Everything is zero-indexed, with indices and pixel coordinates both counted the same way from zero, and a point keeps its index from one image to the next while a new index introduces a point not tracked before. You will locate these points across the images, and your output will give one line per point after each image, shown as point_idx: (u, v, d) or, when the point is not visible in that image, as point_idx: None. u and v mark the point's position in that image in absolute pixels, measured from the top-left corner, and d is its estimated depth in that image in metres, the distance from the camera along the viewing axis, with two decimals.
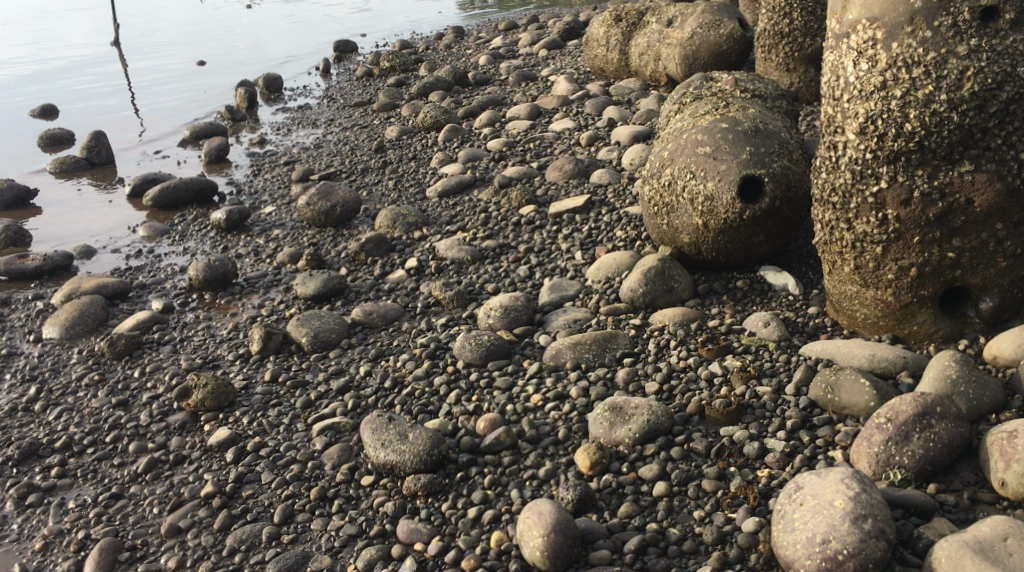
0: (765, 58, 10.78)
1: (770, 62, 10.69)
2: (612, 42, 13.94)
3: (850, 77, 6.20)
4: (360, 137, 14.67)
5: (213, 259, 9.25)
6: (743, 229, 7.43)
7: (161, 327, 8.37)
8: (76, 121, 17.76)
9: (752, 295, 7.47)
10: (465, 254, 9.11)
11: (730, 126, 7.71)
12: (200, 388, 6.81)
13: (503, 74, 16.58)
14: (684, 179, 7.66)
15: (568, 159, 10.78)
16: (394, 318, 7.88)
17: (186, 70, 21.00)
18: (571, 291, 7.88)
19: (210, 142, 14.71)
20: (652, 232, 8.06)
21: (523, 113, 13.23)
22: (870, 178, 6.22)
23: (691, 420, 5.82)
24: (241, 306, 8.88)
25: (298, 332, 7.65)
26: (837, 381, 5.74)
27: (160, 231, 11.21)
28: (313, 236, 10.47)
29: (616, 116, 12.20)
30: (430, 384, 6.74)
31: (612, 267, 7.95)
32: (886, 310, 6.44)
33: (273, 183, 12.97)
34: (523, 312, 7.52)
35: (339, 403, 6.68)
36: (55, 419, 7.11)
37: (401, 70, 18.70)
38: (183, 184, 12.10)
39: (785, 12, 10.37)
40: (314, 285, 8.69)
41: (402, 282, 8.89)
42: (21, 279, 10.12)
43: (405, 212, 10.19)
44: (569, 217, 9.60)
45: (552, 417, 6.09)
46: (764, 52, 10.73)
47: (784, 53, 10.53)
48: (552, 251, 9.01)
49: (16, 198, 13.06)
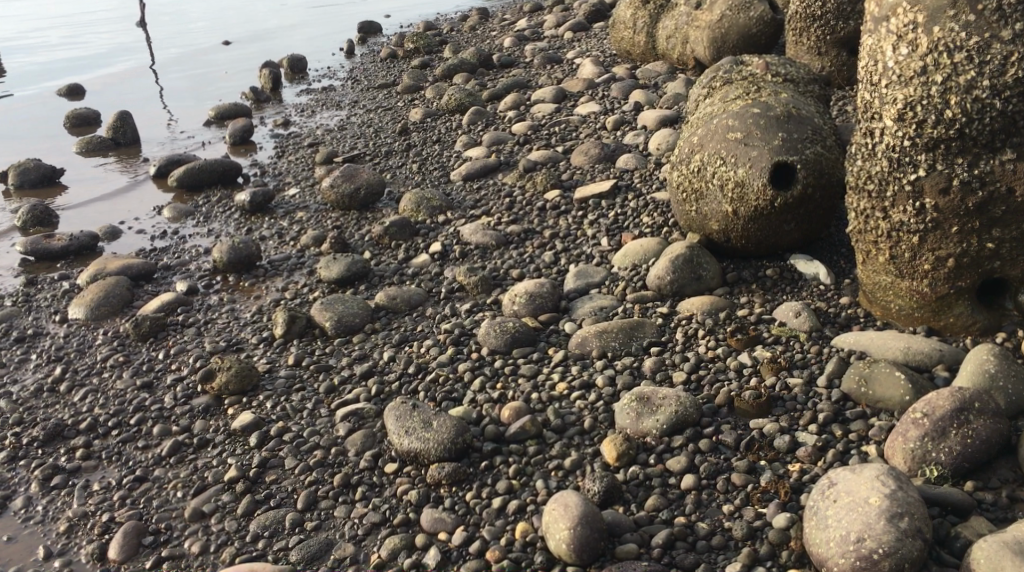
0: (796, 42, 10.66)
1: (800, 45, 10.58)
2: (639, 24, 13.80)
3: (889, 61, 6.05)
4: (384, 119, 14.59)
5: (237, 241, 9.21)
6: (774, 217, 7.32)
7: (185, 309, 8.34)
8: (101, 101, 17.76)
9: (782, 285, 7.36)
10: (490, 239, 9.04)
11: (762, 111, 7.58)
12: (224, 371, 6.78)
13: (528, 57, 16.44)
14: (714, 165, 7.55)
15: (595, 144, 10.78)
16: (418, 303, 7.85)
17: (211, 51, 21.00)
18: (597, 278, 7.78)
19: (234, 123, 14.67)
20: (680, 219, 7.95)
21: (548, 96, 13.10)
22: (908, 166, 6.10)
23: (720, 412, 5.72)
24: (264, 289, 8.84)
25: (322, 316, 7.60)
26: (871, 374, 5.60)
27: (183, 213, 11.18)
28: (337, 219, 10.41)
29: (643, 100, 12.11)
30: (454, 371, 6.67)
31: (638, 255, 7.85)
32: (921, 302, 6.32)
33: (296, 165, 12.92)
34: (548, 298, 7.41)
35: (362, 389, 6.61)
36: (79, 400, 7.06)
37: (426, 51, 18.60)
38: (207, 165, 12.08)
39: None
40: (338, 268, 8.62)
41: (426, 267, 8.80)
42: (47, 259, 10.11)
43: (430, 195, 10.15)
44: (595, 202, 9.59)
45: (578, 406, 6.01)
46: (795, 35, 10.62)
47: (816, 36, 10.38)
48: (577, 237, 8.92)
49: (43, 177, 13.06)
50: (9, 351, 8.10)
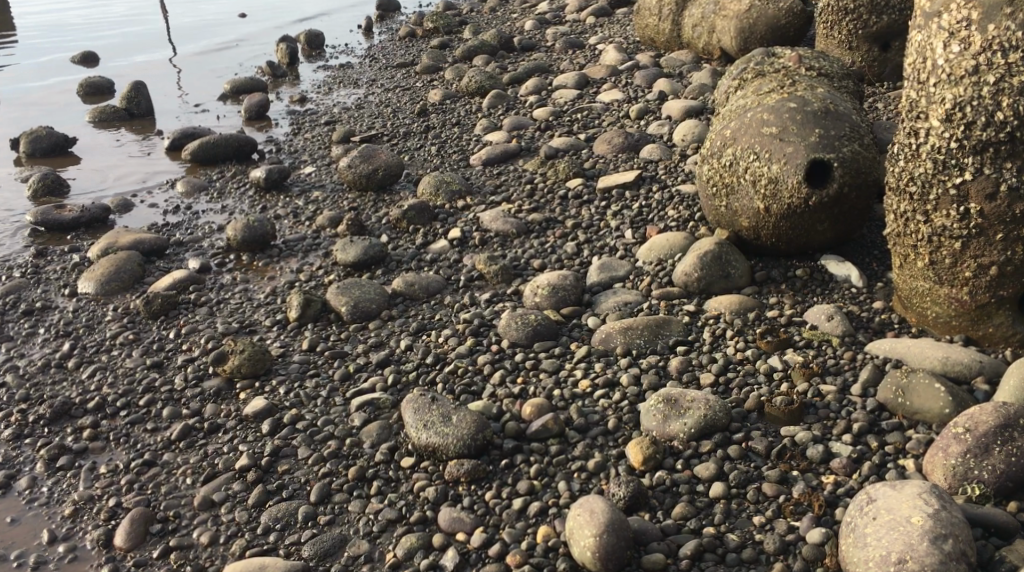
0: (826, 35, 10.44)
1: (831, 39, 10.36)
2: (665, 12, 13.55)
3: (939, 59, 5.88)
4: (403, 99, 14.37)
5: (253, 219, 9.03)
6: (807, 215, 7.11)
7: (197, 288, 8.16)
8: (116, 71, 17.54)
9: (813, 286, 7.16)
10: (510, 227, 8.85)
11: (799, 106, 7.36)
12: (237, 354, 6.60)
13: (549, 41, 16.19)
14: (747, 160, 7.35)
15: (619, 133, 10.60)
16: (436, 291, 7.67)
17: (226, 23, 20.76)
18: (621, 271, 7.58)
19: (250, 98, 14.45)
20: (709, 213, 7.76)
21: (571, 81, 12.89)
22: (953, 169, 5.91)
23: (749, 417, 5.52)
24: (279, 269, 8.66)
25: (338, 300, 7.41)
26: (908, 385, 5.40)
27: (197, 187, 10.99)
28: (354, 200, 10.22)
29: (667, 90, 11.89)
30: (473, 363, 6.49)
31: (664, 249, 7.66)
32: (960, 310, 6.12)
33: (313, 143, 12.72)
34: (571, 291, 7.21)
35: (379, 378, 6.42)
36: (88, 378, 6.87)
37: (445, 31, 18.35)
38: (223, 139, 11.90)
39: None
40: (355, 252, 8.43)
41: (445, 253, 8.61)
42: (58, 230, 9.92)
43: (449, 178, 9.96)
44: (619, 193, 9.41)
45: (602, 405, 5.82)
46: (825, 28, 10.40)
47: (848, 30, 10.16)
48: (600, 228, 8.72)
49: (55, 146, 12.87)
50: (17, 324, 7.92)
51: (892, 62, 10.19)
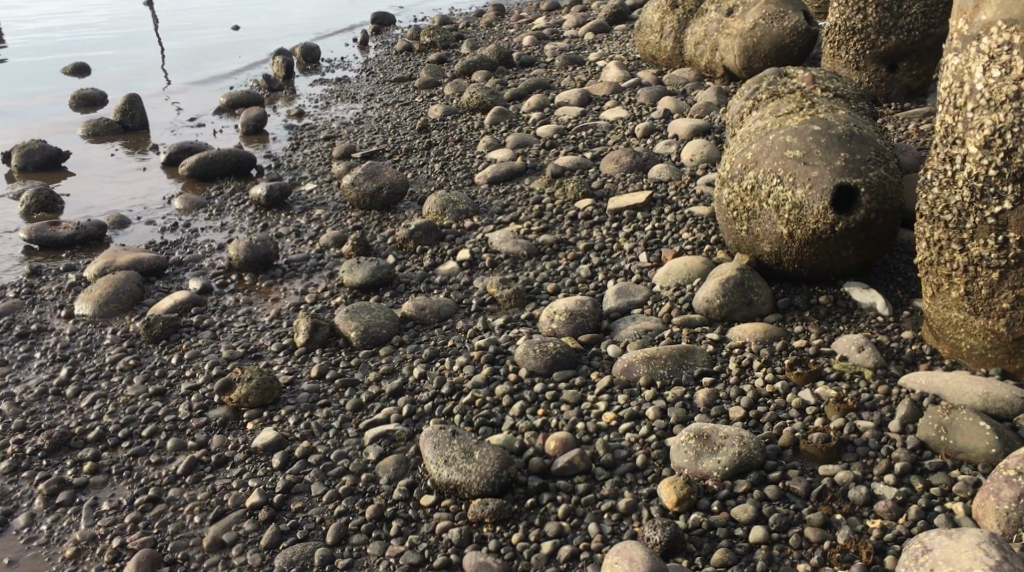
0: (833, 55, 10.29)
1: (838, 59, 10.21)
2: (667, 29, 13.39)
3: (978, 83, 5.69)
4: (403, 115, 14.16)
5: (256, 239, 8.80)
6: (833, 241, 6.91)
7: (199, 310, 7.91)
8: (108, 83, 17.26)
9: (837, 313, 6.96)
10: (521, 248, 8.63)
11: (822, 128, 7.17)
12: (244, 383, 6.35)
13: (548, 57, 16.02)
14: (770, 184, 7.15)
15: (626, 152, 10.40)
16: (448, 315, 7.45)
17: (219, 36, 20.53)
18: (639, 296, 7.35)
19: (248, 112, 14.21)
20: (727, 237, 7.55)
21: (573, 98, 12.69)
22: (992, 197, 5.72)
23: (784, 454, 5.37)
24: (283, 291, 8.40)
25: (346, 325, 7.17)
26: (951, 423, 5.27)
27: (195, 204, 10.74)
28: (357, 219, 9.98)
29: (672, 108, 11.71)
30: (491, 393, 6.23)
31: (681, 274, 7.46)
32: (996, 342, 5.91)
33: (313, 159, 12.48)
34: (590, 317, 6.98)
35: (393, 409, 6.17)
36: (87, 406, 6.59)
37: (442, 46, 18.16)
38: (221, 154, 11.65)
39: (858, 7, 9.87)
40: (363, 273, 8.17)
41: (454, 276, 8.37)
42: (53, 248, 9.65)
43: (456, 198, 9.74)
44: (630, 214, 9.21)
45: (629, 439, 5.61)
46: (832, 48, 10.25)
47: (855, 50, 10.02)
48: (613, 250, 8.51)
49: (47, 159, 12.58)
50: (11, 348, 7.62)
51: (901, 83, 10.04)
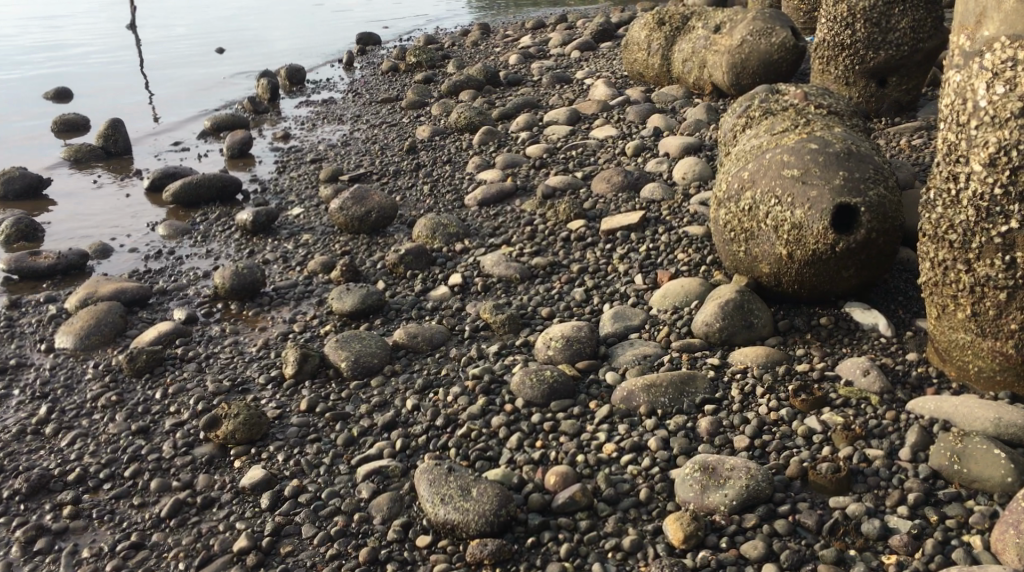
0: (822, 70, 10.16)
1: (827, 74, 10.09)
2: (654, 47, 13.27)
3: (981, 100, 5.56)
4: (390, 136, 14.01)
5: (242, 266, 8.61)
6: (833, 262, 6.75)
7: (184, 341, 7.71)
8: (90, 107, 17.07)
9: (839, 335, 6.80)
10: (513, 272, 8.46)
11: (820, 147, 7.02)
12: (231, 418, 6.16)
13: (535, 75, 15.90)
14: (768, 204, 6.99)
15: (617, 171, 10.26)
16: (440, 343, 7.26)
17: (203, 58, 20.36)
18: (636, 320, 7.18)
19: (233, 135, 14.03)
20: (725, 258, 7.39)
21: (562, 117, 12.55)
22: (998, 216, 5.57)
23: (792, 485, 5.26)
24: (271, 319, 8.21)
25: (337, 355, 6.97)
26: (964, 451, 5.16)
27: (180, 231, 10.54)
28: (346, 244, 9.79)
29: (662, 126, 11.58)
30: (487, 425, 6.06)
31: (679, 296, 7.30)
32: (1004, 364, 5.75)
33: (299, 182, 12.29)
34: (587, 344, 6.80)
35: (385, 443, 5.99)
36: (67, 445, 6.37)
37: (428, 65, 18.04)
38: (206, 179, 11.47)
39: (847, 22, 9.75)
40: (352, 300, 7.98)
41: (446, 301, 8.18)
42: (33, 278, 9.45)
43: (446, 221, 9.56)
44: (624, 235, 9.07)
45: (631, 472, 5.46)
46: (821, 63, 10.12)
47: (845, 65, 9.90)
48: (608, 273, 8.35)
49: (28, 187, 12.38)
50: None
51: (892, 98, 9.94)
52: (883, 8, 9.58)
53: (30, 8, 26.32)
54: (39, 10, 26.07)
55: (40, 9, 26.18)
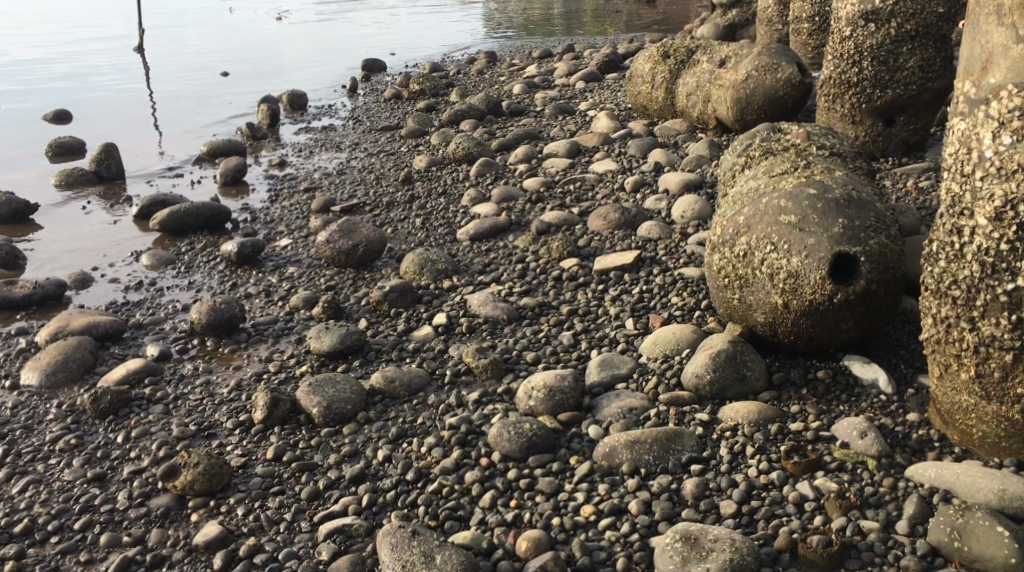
0: (828, 108, 9.88)
1: (833, 112, 9.81)
2: (658, 79, 12.99)
3: (987, 150, 5.26)
4: (387, 165, 13.75)
5: (219, 301, 8.32)
6: (831, 313, 6.43)
7: (153, 380, 7.42)
8: (90, 130, 16.93)
9: (837, 390, 6.46)
10: (500, 312, 8.15)
11: (818, 193, 6.72)
12: (190, 468, 5.96)
13: (538, 106, 15.63)
14: (763, 251, 6.68)
15: (614, 208, 9.97)
16: (419, 388, 6.94)
17: (206, 82, 20.20)
18: (623, 369, 6.86)
19: (227, 161, 13.78)
20: (718, 305, 7.07)
21: (562, 149, 12.27)
22: (1004, 273, 5.24)
23: (780, 559, 4.99)
24: (246, 357, 7.91)
25: (308, 400, 6.66)
26: (965, 527, 4.89)
27: (164, 261, 10.25)
28: (331, 278, 9.50)
29: (663, 160, 11.29)
30: (460, 481, 5.77)
31: (669, 344, 6.98)
32: (1010, 430, 5.42)
33: (291, 212, 12.01)
34: (570, 394, 6.47)
35: (351, 499, 5.74)
36: (18, 493, 6.16)
37: (432, 93, 17.80)
38: (194, 208, 11.20)
39: (854, 59, 9.45)
40: (330, 340, 7.68)
41: (429, 342, 7.87)
42: (6, 308, 9.15)
43: (435, 256, 9.27)
44: (617, 275, 8.77)
45: (608, 538, 5.24)
46: (827, 101, 9.85)
47: (851, 103, 9.62)
48: (598, 315, 8.04)
49: (14, 213, 12.14)
50: None
51: (899, 137, 9.63)
52: (891, 46, 9.25)
53: (41, 29, 26.31)
54: (49, 30, 26.05)
55: (49, 30, 26.15)
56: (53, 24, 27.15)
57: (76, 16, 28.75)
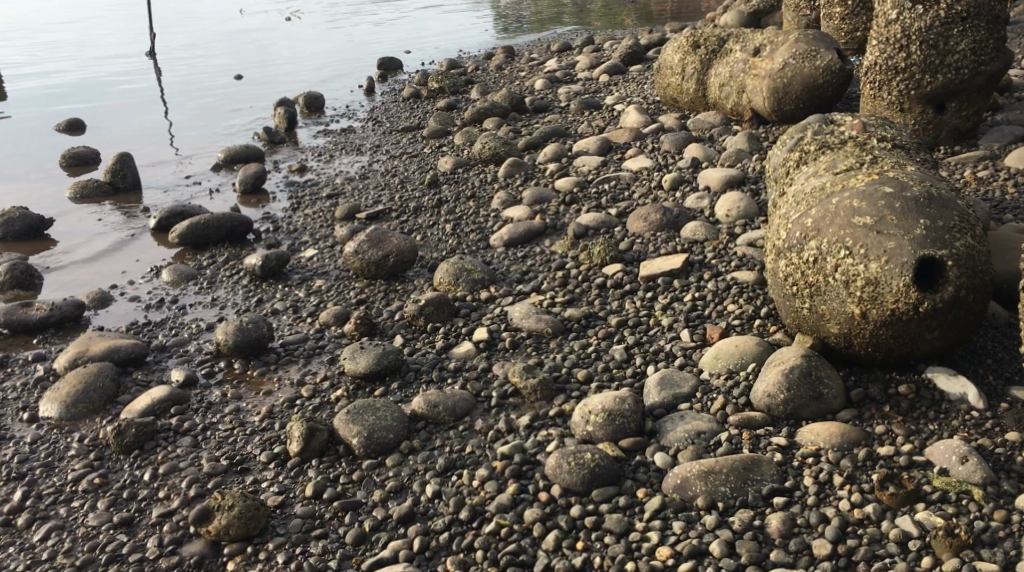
0: (872, 96, 9.24)
1: (878, 101, 9.16)
2: (688, 71, 12.29)
3: None
4: (410, 168, 13.25)
5: (246, 320, 7.84)
6: (915, 323, 5.90)
7: (180, 409, 6.92)
8: (102, 139, 16.47)
9: (923, 406, 5.94)
10: (545, 325, 7.62)
11: (895, 191, 6.18)
12: (225, 511, 5.55)
13: (563, 102, 15.08)
14: (836, 256, 6.15)
15: (655, 208, 9.42)
16: (464, 413, 6.45)
17: (219, 87, 19.71)
18: (685, 388, 6.31)
19: (246, 169, 13.31)
20: (785, 315, 6.53)
21: (592, 147, 11.69)
22: None
23: None
24: (277, 381, 7.40)
25: (347, 430, 6.16)
26: None
27: (185, 276, 9.79)
28: (361, 291, 9.01)
29: (701, 156, 10.68)
30: (519, 520, 5.39)
31: (733, 358, 6.44)
32: None
33: (314, 220, 11.52)
34: (631, 418, 5.95)
35: (402, 543, 5.36)
36: (39, 541, 5.74)
37: (451, 91, 17.28)
38: (215, 220, 10.72)
39: (901, 44, 8.87)
40: (366, 361, 7.18)
41: (471, 360, 7.36)
42: (23, 332, 8.70)
43: (470, 265, 8.77)
44: (665, 282, 8.23)
45: None
46: (871, 88, 9.20)
47: (898, 91, 9.00)
48: (650, 326, 7.51)
49: (28, 228, 11.68)
50: None
51: (951, 125, 9.02)
52: (940, 29, 8.69)
53: (48, 39, 25.87)
54: (58, 39, 25.60)
55: (57, 39, 25.70)
56: (62, 34, 26.70)
57: (82, 25, 28.29)
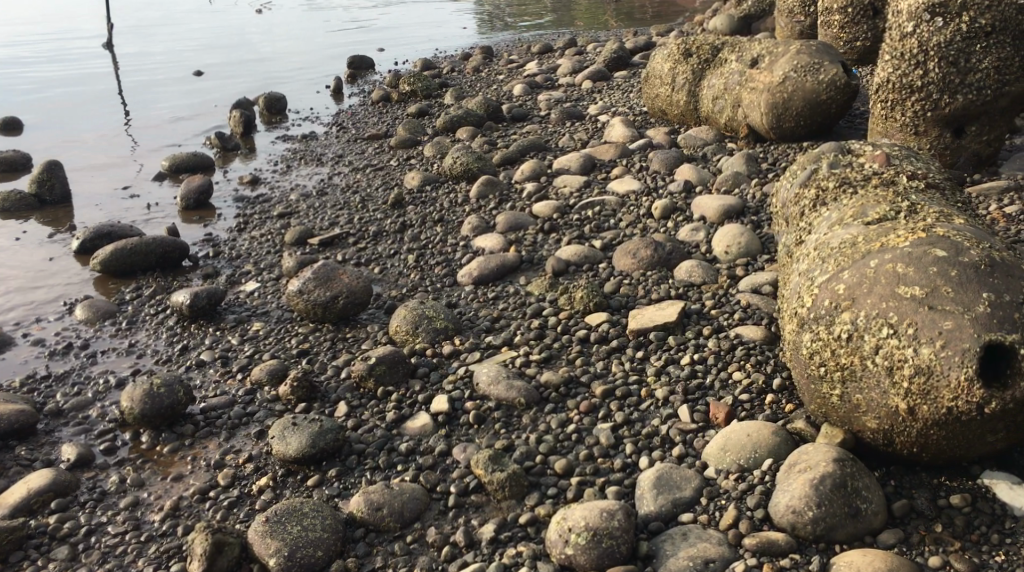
0: (884, 116, 8.01)
1: (891, 121, 7.94)
2: (679, 81, 11.00)
3: None
4: (373, 183, 11.96)
5: (158, 384, 6.46)
6: (977, 424, 4.76)
7: (61, 505, 5.79)
8: (43, 140, 15.15)
9: (984, 524, 4.79)
10: (517, 393, 6.32)
11: (951, 255, 5.00)
12: None
13: (543, 110, 13.82)
14: (879, 334, 4.98)
15: (646, 242, 8.17)
16: (415, 517, 5.28)
17: (176, 85, 18.35)
18: (688, 492, 5.13)
19: (190, 181, 11.98)
20: (809, 399, 5.34)
21: (575, 164, 10.36)
22: None
23: None
24: (189, 464, 6.09)
25: (264, 545, 5.11)
26: None
27: (102, 314, 8.47)
28: (304, 338, 7.75)
29: (695, 179, 9.39)
30: None
31: (746, 451, 5.22)
32: None
33: (261, 245, 10.22)
34: (622, 540, 4.85)
35: None
36: None
37: (424, 95, 15.96)
38: (144, 244, 9.41)
39: (917, 60, 7.63)
40: (299, 442, 5.90)
41: (427, 438, 6.11)
42: None
43: (432, 312, 7.51)
44: (660, 336, 6.99)
45: None
46: (883, 107, 7.97)
47: (912, 112, 7.75)
48: (642, 397, 6.26)
49: None
50: None
51: (970, 150, 7.76)
52: (962, 44, 7.43)
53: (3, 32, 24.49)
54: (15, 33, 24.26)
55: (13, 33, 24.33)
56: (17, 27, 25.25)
57: (41, 19, 26.88)
